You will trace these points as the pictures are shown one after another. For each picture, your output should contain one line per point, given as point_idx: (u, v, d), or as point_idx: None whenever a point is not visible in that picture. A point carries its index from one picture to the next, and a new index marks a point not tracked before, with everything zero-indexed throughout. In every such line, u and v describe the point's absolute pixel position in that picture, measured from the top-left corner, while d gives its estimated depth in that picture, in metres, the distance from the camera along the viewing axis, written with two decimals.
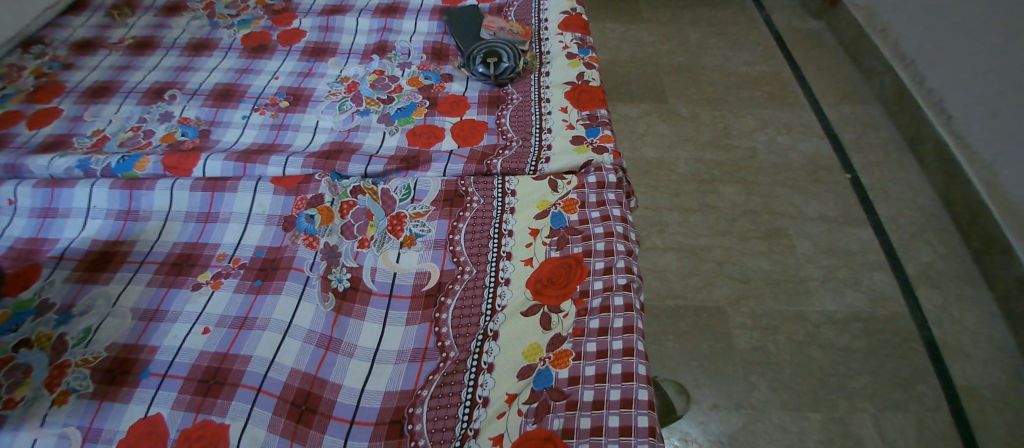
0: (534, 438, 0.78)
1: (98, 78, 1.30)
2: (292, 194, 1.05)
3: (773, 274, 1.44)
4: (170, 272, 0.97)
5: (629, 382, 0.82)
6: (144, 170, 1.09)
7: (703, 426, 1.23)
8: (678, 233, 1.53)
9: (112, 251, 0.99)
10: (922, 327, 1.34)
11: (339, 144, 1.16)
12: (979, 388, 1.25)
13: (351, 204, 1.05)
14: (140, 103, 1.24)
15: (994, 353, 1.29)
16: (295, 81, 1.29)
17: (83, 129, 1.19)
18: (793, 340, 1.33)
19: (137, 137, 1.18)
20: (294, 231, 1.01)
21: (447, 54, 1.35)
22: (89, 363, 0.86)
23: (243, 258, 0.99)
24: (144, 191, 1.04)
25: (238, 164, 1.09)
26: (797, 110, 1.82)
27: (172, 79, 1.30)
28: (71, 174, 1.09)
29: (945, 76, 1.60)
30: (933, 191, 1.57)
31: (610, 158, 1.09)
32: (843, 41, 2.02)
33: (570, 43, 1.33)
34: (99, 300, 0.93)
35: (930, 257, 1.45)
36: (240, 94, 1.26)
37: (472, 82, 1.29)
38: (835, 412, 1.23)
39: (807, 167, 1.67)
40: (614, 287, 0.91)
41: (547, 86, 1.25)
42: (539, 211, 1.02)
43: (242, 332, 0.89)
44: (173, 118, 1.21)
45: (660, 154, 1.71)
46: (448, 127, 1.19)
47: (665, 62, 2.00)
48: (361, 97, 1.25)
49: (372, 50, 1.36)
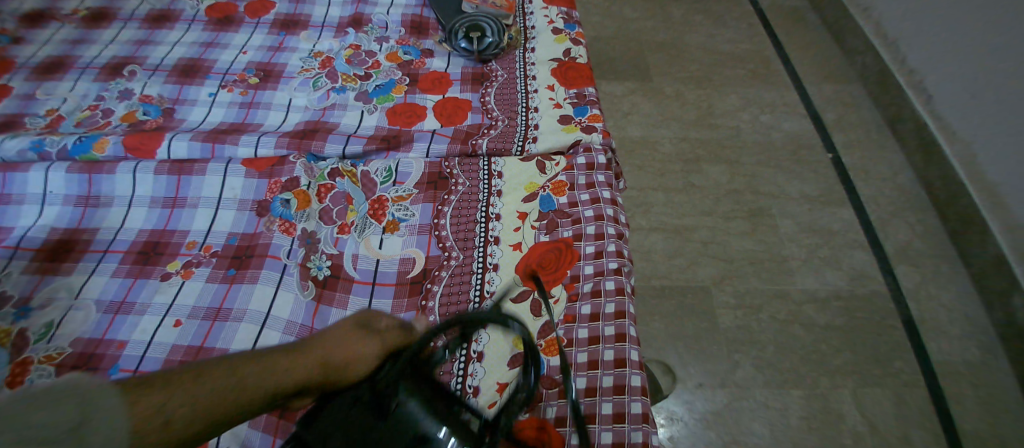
0: (526, 429, 0.77)
1: (51, 52, 1.20)
2: (265, 177, 0.99)
3: (756, 254, 1.44)
4: (137, 261, 0.91)
5: (621, 368, 0.81)
6: (103, 152, 1.02)
7: (688, 404, 1.24)
8: (663, 213, 1.52)
9: (72, 239, 0.93)
10: (900, 305, 1.36)
11: (314, 123, 1.10)
12: (954, 362, 1.27)
13: (328, 187, 1.00)
14: (96, 80, 1.15)
15: (967, 328, 1.32)
16: (264, 55, 1.22)
17: (36, 108, 1.10)
18: (776, 319, 1.34)
19: (95, 117, 1.10)
20: (268, 217, 0.96)
21: (427, 28, 1.29)
22: (53, 359, 0.80)
23: (215, 246, 0.94)
24: (105, 175, 0.97)
25: (206, 144, 1.03)
26: (779, 89, 1.82)
27: (131, 53, 1.21)
28: (24, 157, 1.01)
29: (928, 57, 1.59)
30: (911, 171, 1.59)
31: (599, 137, 1.06)
32: (825, 19, 2.01)
33: (555, 17, 1.28)
34: (61, 291, 0.87)
35: (909, 236, 1.47)
36: (205, 70, 1.19)
37: (454, 57, 1.23)
38: (816, 389, 1.24)
39: (789, 146, 1.67)
40: (605, 271, 0.89)
41: (532, 62, 1.20)
42: (527, 194, 0.99)
43: (216, 324, 0.85)
44: (134, 95, 1.13)
45: (644, 132, 1.69)
46: (430, 105, 1.14)
47: (649, 39, 1.96)
48: (336, 73, 1.18)
49: (347, 23, 1.29)
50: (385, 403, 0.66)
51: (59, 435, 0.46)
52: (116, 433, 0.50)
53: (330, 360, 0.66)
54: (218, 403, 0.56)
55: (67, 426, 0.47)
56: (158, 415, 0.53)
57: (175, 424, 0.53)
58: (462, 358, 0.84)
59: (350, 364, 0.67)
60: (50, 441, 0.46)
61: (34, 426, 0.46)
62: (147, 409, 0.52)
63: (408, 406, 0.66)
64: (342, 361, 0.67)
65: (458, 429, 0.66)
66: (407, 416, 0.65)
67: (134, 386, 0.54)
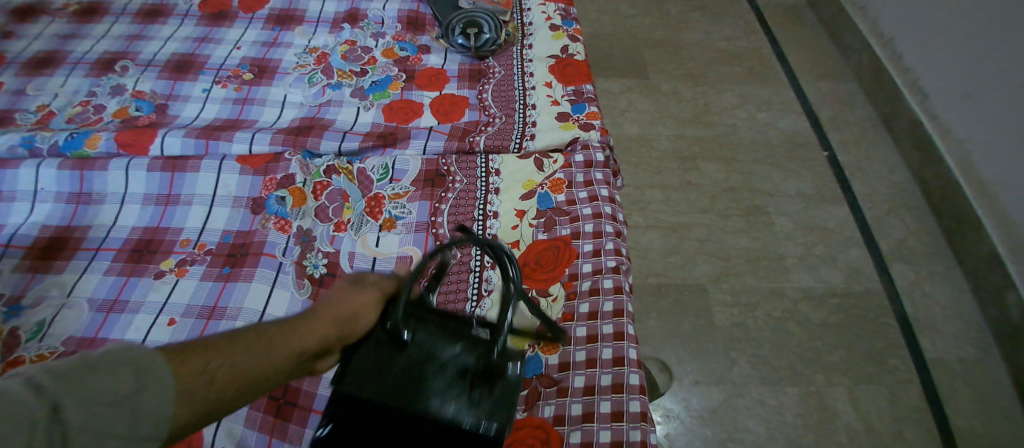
0: (524, 427, 0.77)
1: (42, 47, 1.19)
2: (260, 173, 0.98)
3: (752, 251, 1.44)
4: (130, 259, 0.90)
5: (620, 367, 0.80)
6: (95, 148, 1.00)
7: (685, 402, 1.24)
8: (659, 211, 1.52)
9: (64, 237, 0.92)
10: (895, 303, 1.37)
11: (310, 119, 1.09)
12: (948, 360, 1.28)
13: (324, 185, 0.99)
14: (88, 75, 1.14)
15: (961, 326, 1.33)
16: (259, 51, 1.21)
17: (26, 103, 1.09)
18: (772, 317, 1.34)
19: (87, 113, 1.09)
20: (263, 214, 0.95)
21: (424, 24, 1.28)
22: (44, 358, 0.79)
23: (209, 244, 0.93)
24: (97, 171, 0.96)
25: (199, 141, 1.01)
26: (776, 87, 1.82)
27: (123, 48, 1.19)
28: (15, 153, 1.00)
29: (923, 55, 1.59)
30: (906, 169, 1.60)
31: (597, 134, 1.05)
32: (821, 17, 2.01)
33: (553, 14, 1.28)
34: (52, 289, 0.86)
35: (904, 234, 1.48)
36: (199, 65, 1.17)
37: (451, 53, 1.22)
38: (812, 386, 1.25)
39: (785, 144, 1.67)
40: (603, 269, 0.89)
41: (529, 59, 1.19)
42: (525, 191, 0.98)
43: (211, 323, 0.84)
44: (126, 91, 1.12)
45: (641, 130, 1.69)
46: (427, 101, 1.13)
47: (645, 36, 1.96)
48: (331, 69, 1.17)
49: (343, 18, 1.28)
50: (397, 337, 0.63)
51: (117, 400, 0.46)
52: (168, 399, 0.48)
53: (337, 314, 0.62)
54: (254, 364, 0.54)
55: (122, 390, 0.47)
56: (200, 378, 0.50)
57: (217, 386, 0.51)
58: None
59: (357, 313, 0.63)
60: (111, 406, 0.46)
61: (96, 391, 0.46)
62: (188, 374, 0.50)
63: (419, 336, 0.65)
64: (349, 312, 0.63)
65: (472, 345, 0.65)
66: (421, 345, 0.64)
67: (174, 353, 0.51)
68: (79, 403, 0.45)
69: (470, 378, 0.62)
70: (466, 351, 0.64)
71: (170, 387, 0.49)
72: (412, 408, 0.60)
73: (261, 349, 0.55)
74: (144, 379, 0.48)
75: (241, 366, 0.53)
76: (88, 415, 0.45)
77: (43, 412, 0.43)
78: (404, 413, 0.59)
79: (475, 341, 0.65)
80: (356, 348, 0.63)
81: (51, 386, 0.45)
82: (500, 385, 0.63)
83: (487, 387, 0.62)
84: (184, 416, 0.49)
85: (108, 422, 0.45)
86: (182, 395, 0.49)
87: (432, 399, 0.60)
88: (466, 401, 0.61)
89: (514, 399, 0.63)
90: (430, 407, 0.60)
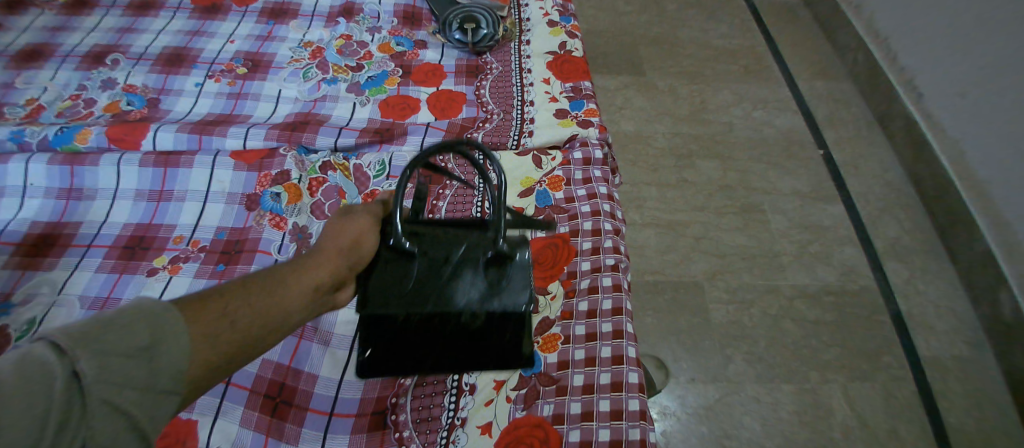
0: (522, 426, 0.77)
1: (30, 40, 1.16)
2: (255, 169, 0.97)
3: (748, 249, 1.45)
4: (122, 256, 0.89)
5: (619, 365, 0.80)
6: (86, 143, 0.99)
7: (681, 399, 1.24)
8: (655, 209, 1.51)
9: (54, 234, 0.90)
10: (889, 301, 1.37)
11: (305, 115, 1.08)
12: (941, 357, 1.29)
13: (320, 181, 0.98)
14: (78, 68, 1.12)
15: (955, 324, 1.34)
16: (252, 45, 1.19)
17: (15, 97, 1.07)
18: (768, 314, 1.35)
19: (77, 107, 1.07)
20: (258, 211, 0.94)
21: (420, 18, 1.26)
22: None
23: (203, 240, 0.91)
24: (88, 167, 0.95)
25: (192, 136, 1.00)
26: (772, 85, 1.82)
27: (114, 41, 1.17)
28: (4, 148, 0.98)
29: (918, 54, 1.60)
30: (900, 168, 1.60)
31: (596, 131, 1.05)
32: (816, 15, 2.02)
33: (550, 10, 1.27)
34: (42, 287, 0.84)
35: (898, 232, 1.48)
36: (192, 59, 1.15)
37: (448, 49, 1.21)
38: (807, 383, 1.25)
39: (780, 142, 1.67)
40: (602, 267, 0.89)
41: (527, 55, 1.18)
42: (523, 189, 0.98)
43: None
44: (117, 85, 1.10)
45: (637, 127, 1.69)
46: (424, 97, 1.12)
47: (642, 33, 1.95)
48: (327, 64, 1.16)
49: (338, 12, 1.26)
50: (402, 252, 0.69)
51: (134, 352, 0.46)
52: (187, 349, 0.49)
53: (340, 244, 0.65)
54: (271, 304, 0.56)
55: (138, 344, 0.47)
56: (224, 321, 0.52)
57: (241, 326, 0.53)
58: None
59: (359, 239, 0.66)
60: (128, 359, 0.46)
61: (109, 346, 0.45)
62: (206, 321, 0.51)
63: (425, 245, 0.70)
64: (351, 240, 0.65)
65: (476, 242, 0.72)
66: (427, 250, 0.70)
67: (189, 304, 0.51)
68: (93, 357, 0.44)
69: (483, 266, 0.71)
70: (472, 248, 0.71)
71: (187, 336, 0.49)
72: (444, 300, 0.70)
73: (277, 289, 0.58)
74: (160, 331, 0.48)
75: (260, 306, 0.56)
76: (103, 369, 0.44)
77: (60, 371, 0.43)
78: (438, 302, 0.70)
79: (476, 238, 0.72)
80: (372, 267, 0.69)
81: (68, 344, 0.44)
82: (510, 268, 0.72)
83: (500, 270, 0.72)
84: (204, 364, 0.50)
85: (124, 376, 0.45)
86: (202, 341, 0.50)
87: (456, 286, 0.70)
88: (485, 285, 0.71)
89: (528, 276, 0.73)
90: (457, 292, 0.71)
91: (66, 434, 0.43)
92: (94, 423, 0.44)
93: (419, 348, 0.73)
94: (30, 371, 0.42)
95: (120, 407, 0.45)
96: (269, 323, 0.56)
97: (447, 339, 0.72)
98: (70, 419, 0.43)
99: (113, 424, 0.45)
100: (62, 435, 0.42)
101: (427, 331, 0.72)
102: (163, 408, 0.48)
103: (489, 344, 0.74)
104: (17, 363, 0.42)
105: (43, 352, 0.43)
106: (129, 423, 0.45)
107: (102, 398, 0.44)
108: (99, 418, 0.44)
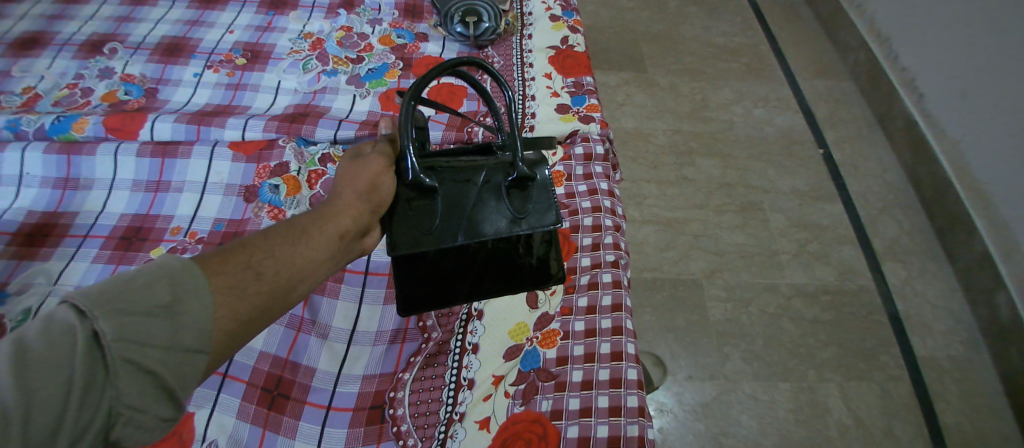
0: (522, 421, 0.76)
1: (27, 28, 1.15)
2: (253, 161, 0.97)
3: (747, 247, 1.45)
4: (119, 247, 0.88)
5: (618, 362, 0.80)
6: (82, 132, 0.98)
7: (678, 396, 1.24)
8: (655, 206, 1.51)
9: (50, 223, 0.90)
10: (887, 301, 1.37)
11: (305, 107, 1.07)
12: (938, 358, 1.29)
13: (319, 173, 0.97)
14: (75, 57, 1.11)
15: (951, 325, 1.34)
16: (252, 35, 1.18)
17: (12, 85, 1.06)
18: (765, 312, 1.35)
19: (73, 96, 1.06)
20: (256, 203, 0.94)
21: (421, 11, 1.26)
22: None
23: (200, 232, 0.91)
24: (85, 156, 0.94)
25: (190, 126, 0.99)
26: (772, 83, 1.82)
27: (111, 30, 1.16)
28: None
29: (920, 55, 1.59)
30: (900, 168, 1.60)
31: (597, 127, 1.05)
32: (819, 14, 2.01)
33: (553, 4, 1.27)
34: (38, 277, 0.83)
35: (896, 232, 1.49)
36: (190, 49, 1.14)
37: (449, 42, 1.20)
38: (804, 382, 1.26)
39: (780, 141, 1.67)
40: (602, 264, 0.89)
41: (529, 49, 1.18)
42: None
43: None
44: (115, 74, 1.09)
45: (638, 124, 1.68)
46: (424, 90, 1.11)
47: (643, 29, 1.94)
48: (326, 55, 1.15)
49: (339, 3, 1.25)
50: (422, 190, 0.63)
51: (155, 311, 0.46)
52: (211, 302, 0.49)
53: (358, 190, 0.62)
54: (296, 256, 0.56)
55: (159, 302, 0.47)
56: (248, 272, 0.53)
57: (266, 277, 0.54)
58: (457, 350, 0.82)
59: (376, 182, 0.63)
60: (149, 318, 0.45)
61: (128, 305, 0.45)
62: (229, 273, 0.51)
63: (443, 175, 0.65)
64: (368, 184, 0.62)
65: (495, 165, 0.66)
66: (446, 183, 0.64)
67: (210, 261, 0.52)
68: (112, 318, 0.44)
69: (506, 191, 0.66)
70: (491, 174, 0.66)
71: (211, 288, 0.50)
72: (472, 230, 0.65)
73: (297, 241, 0.57)
74: (182, 287, 0.48)
75: (285, 258, 0.56)
76: (122, 329, 0.44)
77: (82, 332, 0.43)
78: (468, 233, 0.65)
79: (494, 162, 0.66)
80: (394, 207, 0.64)
81: (87, 306, 0.43)
82: (532, 190, 0.67)
83: (523, 193, 0.67)
84: (231, 315, 0.50)
85: (145, 335, 0.45)
86: (228, 292, 0.50)
87: (481, 215, 0.66)
88: (511, 211, 0.66)
89: (550, 195, 0.68)
90: (484, 221, 0.66)
91: (93, 395, 0.43)
92: (119, 384, 0.43)
93: (449, 279, 0.69)
94: (55, 333, 0.42)
95: (143, 365, 0.44)
96: (294, 275, 0.56)
97: (479, 267, 0.69)
98: (97, 380, 0.43)
99: (141, 383, 0.45)
100: (90, 395, 0.43)
101: (456, 261, 0.68)
102: (189, 369, 0.47)
103: (518, 272, 0.72)
104: (42, 327, 0.42)
105: (66, 314, 0.43)
106: (156, 382, 0.45)
107: (125, 358, 0.44)
108: (123, 378, 0.44)
